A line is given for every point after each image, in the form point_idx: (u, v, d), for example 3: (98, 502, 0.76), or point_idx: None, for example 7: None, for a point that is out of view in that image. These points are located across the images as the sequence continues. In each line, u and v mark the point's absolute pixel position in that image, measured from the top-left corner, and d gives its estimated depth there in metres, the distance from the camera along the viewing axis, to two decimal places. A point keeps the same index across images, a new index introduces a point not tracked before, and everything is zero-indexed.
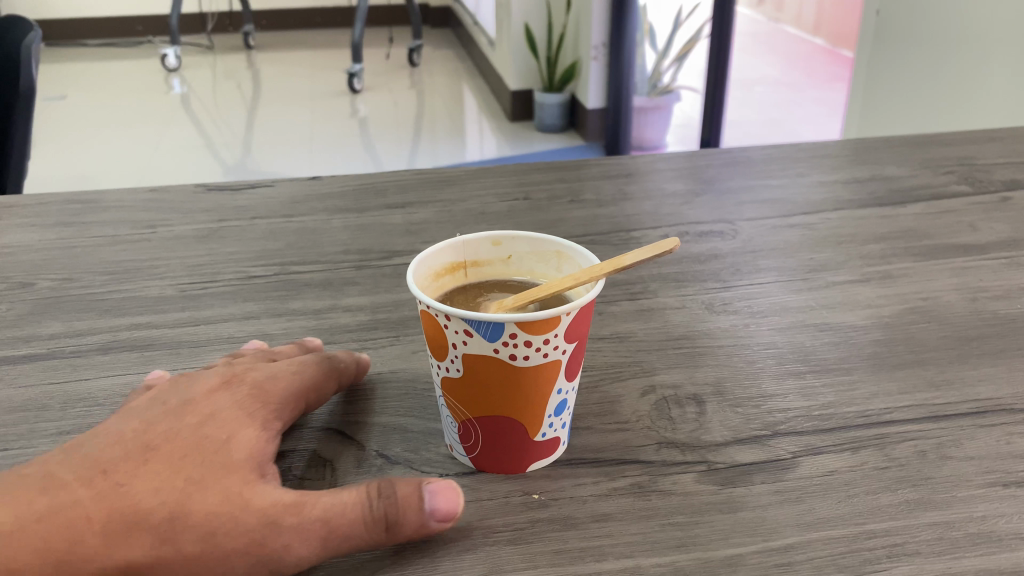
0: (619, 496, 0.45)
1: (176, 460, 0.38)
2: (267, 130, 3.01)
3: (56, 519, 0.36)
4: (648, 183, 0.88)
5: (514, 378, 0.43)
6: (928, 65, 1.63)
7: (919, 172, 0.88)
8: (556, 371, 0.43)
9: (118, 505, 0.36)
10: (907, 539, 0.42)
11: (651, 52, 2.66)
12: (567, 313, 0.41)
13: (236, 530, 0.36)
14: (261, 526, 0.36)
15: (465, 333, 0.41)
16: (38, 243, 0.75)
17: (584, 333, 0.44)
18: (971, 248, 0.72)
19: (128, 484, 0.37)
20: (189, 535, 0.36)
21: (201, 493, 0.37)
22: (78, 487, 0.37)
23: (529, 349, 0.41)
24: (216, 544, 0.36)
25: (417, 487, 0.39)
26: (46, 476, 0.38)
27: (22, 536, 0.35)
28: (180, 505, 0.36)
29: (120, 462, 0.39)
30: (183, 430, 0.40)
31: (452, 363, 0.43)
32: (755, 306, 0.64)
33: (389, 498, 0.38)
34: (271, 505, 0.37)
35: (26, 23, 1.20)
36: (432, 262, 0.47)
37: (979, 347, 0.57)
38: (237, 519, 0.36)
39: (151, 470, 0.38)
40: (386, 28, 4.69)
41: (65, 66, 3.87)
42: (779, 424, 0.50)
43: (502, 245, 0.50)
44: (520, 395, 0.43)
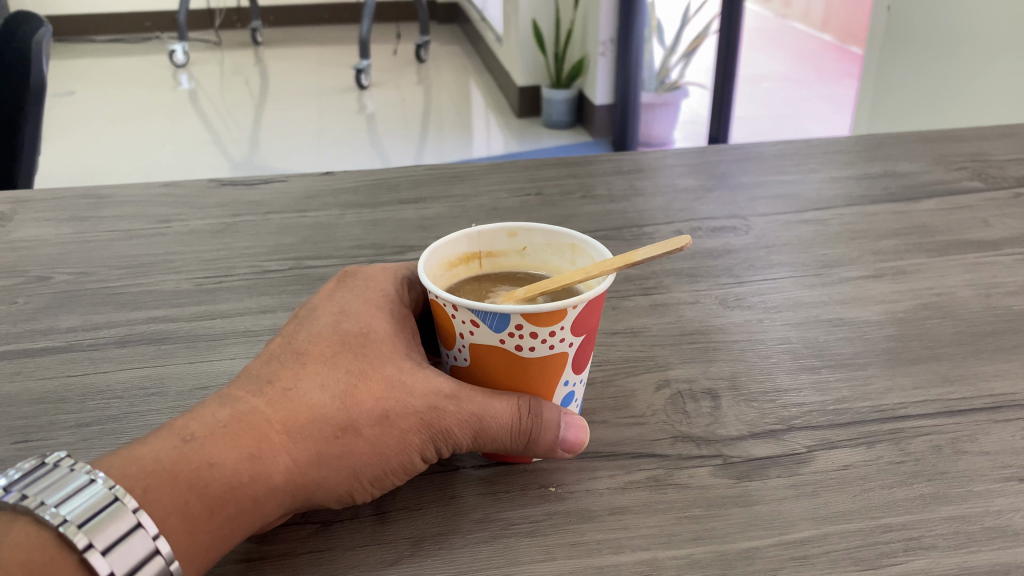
0: (636, 489, 0.45)
1: (335, 359, 0.43)
2: (276, 126, 3.01)
3: (242, 422, 0.40)
4: (660, 179, 0.88)
5: (521, 369, 0.43)
6: (939, 60, 1.63)
7: (931, 168, 0.88)
8: (562, 363, 0.44)
9: (295, 403, 0.41)
10: (923, 532, 0.42)
11: (659, 48, 2.67)
12: (574, 306, 0.41)
13: (408, 416, 0.41)
14: (429, 412, 0.42)
15: (472, 322, 0.42)
16: (53, 237, 0.75)
17: (592, 327, 0.44)
18: (985, 244, 0.72)
19: (297, 387, 0.42)
20: (367, 422, 0.41)
21: (368, 386, 0.42)
22: (251, 396, 0.42)
23: (535, 340, 0.42)
24: (392, 429, 0.41)
25: (558, 411, 0.44)
26: (218, 394, 0.43)
27: (214, 439, 0.40)
28: (352, 396, 0.41)
29: (284, 371, 0.43)
30: (333, 336, 0.45)
31: (460, 352, 0.45)
32: (768, 301, 0.64)
33: (534, 405, 0.43)
34: (433, 393, 0.42)
35: (37, 19, 1.20)
36: (445, 252, 0.48)
37: (993, 343, 0.58)
38: (407, 408, 0.42)
39: (311, 371, 0.43)
40: (393, 24, 4.68)
41: (74, 62, 3.89)
42: (794, 419, 0.50)
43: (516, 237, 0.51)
44: (527, 385, 0.44)
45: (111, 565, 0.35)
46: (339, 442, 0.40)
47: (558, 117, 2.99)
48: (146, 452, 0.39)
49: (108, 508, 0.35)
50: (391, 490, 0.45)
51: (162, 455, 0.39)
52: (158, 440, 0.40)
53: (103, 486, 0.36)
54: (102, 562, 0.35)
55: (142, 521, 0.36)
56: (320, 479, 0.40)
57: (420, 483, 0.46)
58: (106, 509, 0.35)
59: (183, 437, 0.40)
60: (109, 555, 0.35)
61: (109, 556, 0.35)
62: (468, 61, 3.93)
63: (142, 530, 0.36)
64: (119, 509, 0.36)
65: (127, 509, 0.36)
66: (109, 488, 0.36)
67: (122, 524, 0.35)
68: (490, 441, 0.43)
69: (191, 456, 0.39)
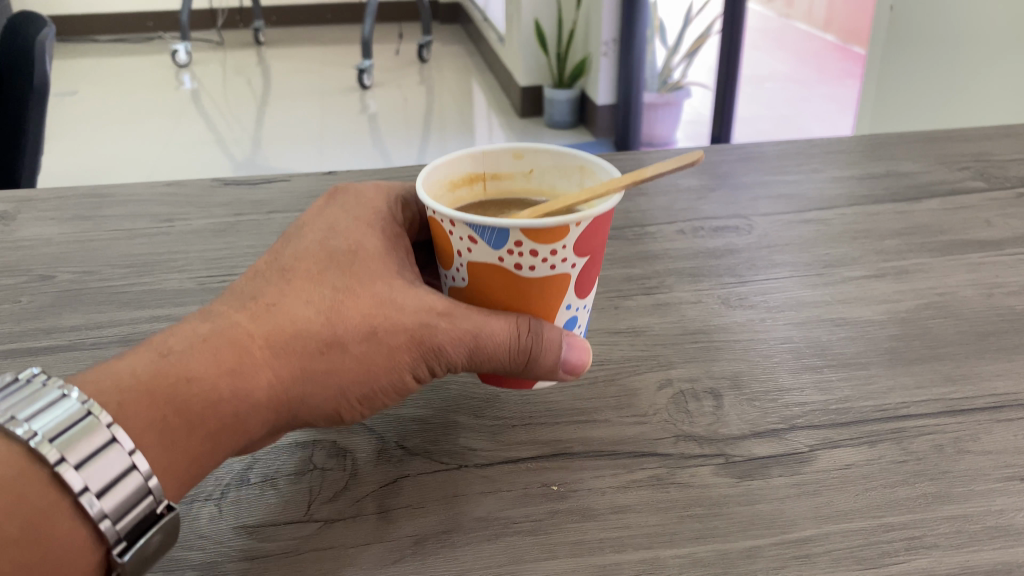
0: (637, 488, 0.45)
1: (321, 279, 0.46)
2: (278, 126, 3.02)
3: (224, 338, 0.43)
4: (662, 179, 0.88)
5: (521, 286, 0.48)
6: (943, 59, 1.63)
7: (934, 168, 0.88)
8: (565, 283, 0.48)
9: (277, 320, 0.44)
10: (925, 531, 0.42)
11: (662, 48, 2.67)
12: (576, 223, 0.45)
13: (393, 332, 0.44)
14: (416, 329, 0.44)
15: (471, 240, 0.46)
16: (56, 237, 0.75)
17: (595, 249, 0.48)
18: (987, 244, 0.72)
19: (280, 304, 0.45)
20: (350, 338, 0.43)
21: (350, 305, 0.44)
22: (235, 312, 0.44)
23: (536, 259, 0.46)
24: (380, 345, 0.44)
25: (559, 334, 0.47)
26: (201, 312, 0.45)
27: (196, 353, 0.42)
28: (337, 313, 0.44)
29: (266, 290, 0.46)
30: (316, 257, 0.48)
31: (458, 272, 0.49)
32: (771, 301, 0.64)
33: (534, 328, 0.46)
34: (420, 311, 0.45)
35: (39, 19, 1.20)
36: (451, 172, 0.55)
37: (995, 343, 0.58)
38: (391, 325, 0.44)
39: (295, 292, 0.46)
40: (395, 24, 4.68)
41: (77, 63, 3.89)
42: (795, 419, 0.50)
43: (523, 158, 0.57)
44: (530, 302, 0.48)
45: (85, 480, 0.36)
46: (325, 358, 0.43)
47: (561, 117, 2.99)
48: (125, 369, 0.41)
49: (82, 423, 0.37)
50: (394, 489, 0.46)
51: (142, 369, 0.41)
52: (139, 355, 0.42)
53: (77, 403, 0.38)
54: (77, 478, 0.36)
55: (117, 437, 0.38)
56: (306, 392, 0.43)
57: (423, 481, 0.46)
58: (79, 426, 0.37)
59: (162, 352, 0.42)
60: (82, 470, 0.36)
61: (82, 471, 0.36)
62: (470, 61, 3.93)
63: (118, 446, 0.37)
64: (93, 426, 0.37)
65: (101, 425, 0.38)
66: (82, 405, 0.38)
67: (96, 439, 0.37)
68: (487, 357, 0.46)
69: (170, 370, 0.41)
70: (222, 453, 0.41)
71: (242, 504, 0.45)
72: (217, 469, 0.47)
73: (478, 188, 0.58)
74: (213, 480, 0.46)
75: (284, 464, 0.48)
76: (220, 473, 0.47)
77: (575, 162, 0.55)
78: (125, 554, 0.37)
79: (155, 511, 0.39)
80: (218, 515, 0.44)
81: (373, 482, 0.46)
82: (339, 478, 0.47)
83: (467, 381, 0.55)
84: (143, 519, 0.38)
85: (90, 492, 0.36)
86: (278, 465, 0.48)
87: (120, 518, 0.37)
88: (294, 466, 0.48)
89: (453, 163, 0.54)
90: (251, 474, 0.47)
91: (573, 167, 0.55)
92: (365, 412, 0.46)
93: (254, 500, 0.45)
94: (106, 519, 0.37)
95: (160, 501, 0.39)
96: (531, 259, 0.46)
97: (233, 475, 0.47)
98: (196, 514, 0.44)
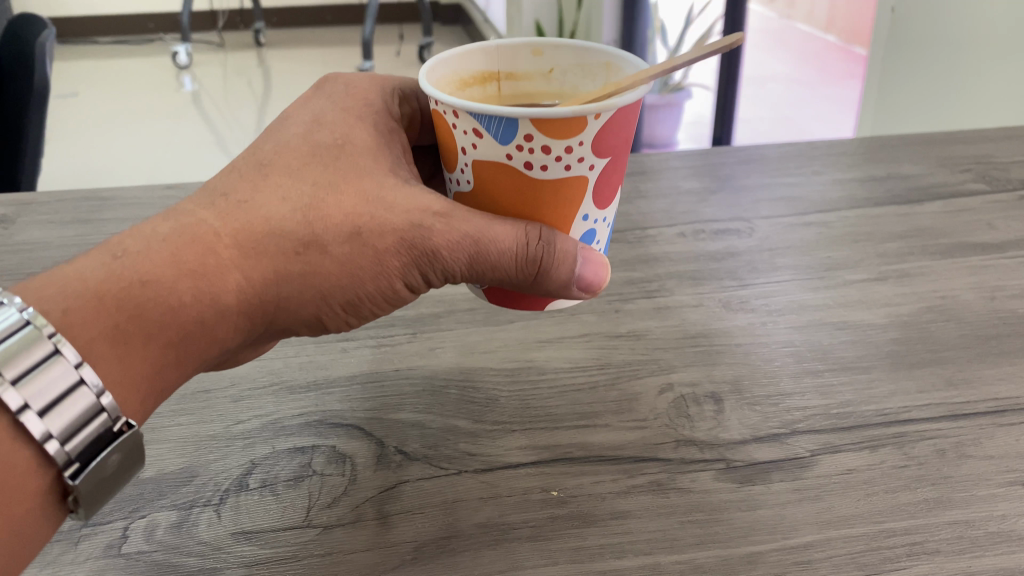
0: (638, 494, 0.45)
1: (301, 174, 0.47)
2: (278, 128, 3.01)
3: (190, 237, 0.43)
4: (663, 181, 0.88)
5: (532, 184, 0.46)
6: (945, 60, 1.62)
7: (935, 170, 0.88)
8: (582, 186, 0.47)
9: (249, 219, 0.45)
10: (928, 537, 0.42)
11: (663, 48, 2.66)
12: (594, 118, 0.43)
13: (379, 234, 0.45)
14: (406, 229, 0.46)
15: (475, 134, 0.45)
16: (55, 241, 0.75)
17: (617, 149, 0.47)
18: (988, 247, 0.71)
19: (254, 201, 0.45)
20: (330, 239, 0.45)
21: (330, 203, 0.45)
22: (203, 211, 0.45)
23: (547, 157, 0.45)
24: (363, 246, 0.45)
25: (576, 246, 0.48)
26: (170, 208, 0.46)
27: (154, 254, 0.42)
28: (316, 212, 0.45)
29: (240, 186, 0.46)
30: (297, 155, 0.48)
31: (464, 172, 0.48)
32: (772, 304, 0.64)
33: (547, 237, 0.47)
34: (412, 210, 0.46)
35: (40, 21, 1.20)
36: (462, 69, 0.56)
37: (997, 347, 0.57)
38: (377, 225, 0.45)
39: (272, 187, 0.46)
40: (396, 25, 4.68)
41: (77, 64, 3.89)
42: (797, 423, 0.50)
43: (542, 55, 0.57)
44: (547, 201, 0.48)
45: (25, 398, 0.36)
46: (303, 260, 0.44)
47: None
48: (78, 272, 0.41)
49: (21, 333, 0.36)
50: (393, 494, 0.45)
51: (98, 269, 0.41)
52: (92, 258, 0.42)
53: (17, 313, 0.37)
54: (16, 396, 0.36)
55: (60, 350, 0.37)
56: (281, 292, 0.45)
57: (422, 487, 0.46)
58: (17, 338, 0.36)
59: (116, 254, 0.42)
60: (21, 387, 0.36)
61: (21, 389, 0.36)
62: None
63: (63, 358, 0.37)
64: (32, 339, 0.37)
65: (42, 337, 0.37)
66: (21, 314, 0.37)
67: (36, 353, 0.36)
68: (490, 265, 0.47)
69: (126, 272, 0.41)
70: (196, 353, 0.43)
71: (240, 510, 0.45)
72: (216, 476, 0.47)
73: (493, 87, 0.59)
74: (211, 485, 0.46)
75: (282, 469, 0.48)
76: (218, 478, 0.47)
77: (598, 60, 0.55)
78: (77, 477, 0.37)
79: (113, 429, 0.39)
80: (216, 521, 0.44)
81: (372, 488, 0.46)
82: (338, 484, 0.46)
83: (467, 385, 0.55)
84: (95, 437, 0.38)
85: (31, 411, 0.36)
86: (276, 470, 0.48)
87: (68, 437, 0.37)
88: (292, 471, 0.48)
89: (464, 59, 0.55)
90: (250, 479, 0.47)
91: (598, 66, 0.55)
92: (346, 312, 0.48)
93: (252, 506, 0.45)
94: (52, 440, 0.36)
95: (117, 419, 0.39)
96: (543, 158, 0.45)
97: (232, 480, 0.47)
98: (194, 520, 0.44)
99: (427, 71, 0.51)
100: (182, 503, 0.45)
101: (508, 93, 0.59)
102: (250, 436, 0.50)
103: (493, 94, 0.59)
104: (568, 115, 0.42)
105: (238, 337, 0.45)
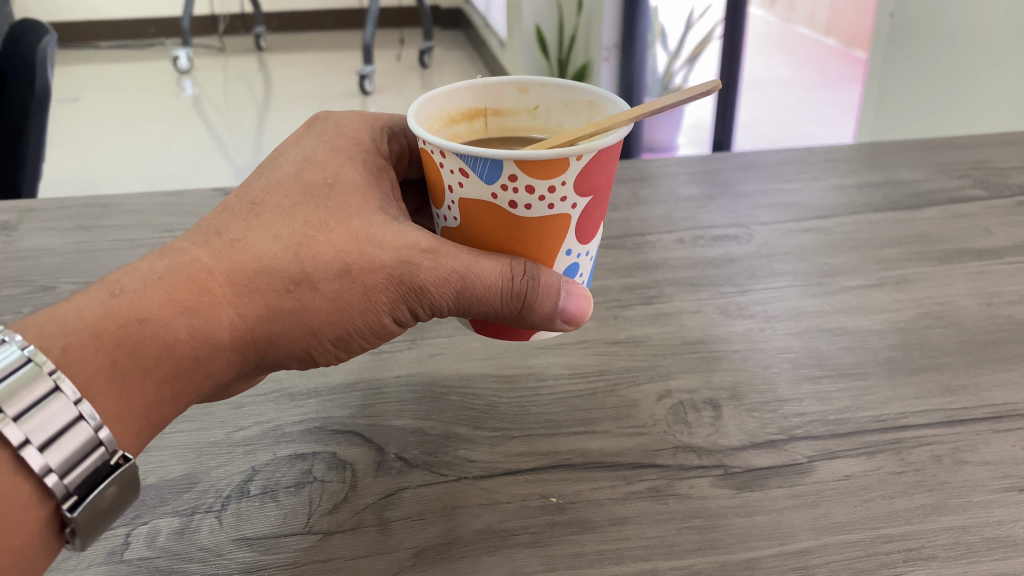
0: (636, 500, 0.45)
1: (292, 212, 0.47)
2: (279, 132, 3.02)
3: (182, 276, 0.43)
4: (662, 187, 0.88)
5: (517, 223, 0.47)
6: (944, 65, 1.63)
7: (933, 176, 0.88)
8: (565, 224, 0.48)
9: (241, 256, 0.44)
10: (924, 543, 0.42)
11: (663, 53, 2.68)
12: (577, 158, 0.44)
13: (368, 271, 0.45)
14: (395, 266, 0.46)
15: (462, 173, 0.46)
16: (57, 248, 0.75)
17: (598, 188, 0.48)
18: (986, 253, 0.72)
19: (246, 239, 0.45)
20: (320, 275, 0.45)
21: (321, 239, 0.45)
22: (197, 249, 0.45)
23: (532, 196, 0.45)
24: (353, 282, 0.45)
25: (559, 280, 0.48)
26: (163, 246, 0.45)
27: (148, 292, 0.42)
28: (307, 249, 0.45)
29: (232, 224, 0.46)
30: (288, 192, 0.48)
31: (451, 211, 0.49)
32: (770, 311, 0.64)
33: (531, 272, 0.47)
34: (400, 247, 0.46)
35: (42, 27, 1.21)
36: (452, 107, 0.56)
37: (994, 353, 0.58)
38: (368, 263, 0.45)
39: (264, 225, 0.46)
40: (397, 30, 4.69)
41: (78, 69, 3.90)
42: (794, 429, 0.50)
43: (528, 92, 0.58)
44: (533, 240, 0.48)
45: (25, 433, 0.36)
46: (293, 297, 0.44)
47: None
48: (74, 309, 0.41)
49: (22, 370, 0.37)
50: (393, 501, 0.46)
51: (94, 307, 0.41)
52: (88, 295, 0.42)
53: (18, 350, 0.37)
54: (17, 431, 0.36)
55: (60, 386, 0.37)
56: (272, 330, 0.44)
57: (422, 493, 0.46)
58: (18, 375, 0.37)
59: (112, 292, 0.42)
60: (21, 424, 0.36)
61: (22, 424, 0.36)
62: (472, 67, 3.93)
63: (63, 395, 0.37)
64: (33, 376, 0.37)
65: (43, 374, 0.37)
66: (22, 351, 0.37)
67: (37, 390, 0.37)
68: (477, 299, 0.47)
69: (120, 309, 0.41)
70: (187, 392, 0.43)
71: (241, 517, 0.45)
72: (217, 482, 0.47)
73: (479, 123, 0.59)
74: (213, 492, 0.47)
75: (283, 476, 0.48)
76: (219, 485, 0.47)
77: (583, 99, 0.55)
78: (75, 509, 0.38)
79: (110, 463, 0.39)
80: (218, 528, 0.44)
81: (373, 494, 0.46)
82: (338, 490, 0.47)
83: (466, 392, 0.55)
84: (93, 471, 0.38)
85: (32, 446, 0.36)
86: (277, 477, 0.48)
87: (67, 471, 0.37)
88: (293, 477, 0.48)
89: (453, 98, 0.56)
90: (251, 486, 0.47)
91: (582, 104, 0.56)
92: (336, 350, 0.47)
93: (253, 513, 0.45)
94: (51, 473, 0.37)
95: (115, 452, 0.39)
96: (528, 197, 0.45)
97: (233, 486, 0.47)
98: (196, 527, 0.44)
99: (417, 111, 0.52)
100: (184, 510, 0.45)
101: (494, 128, 0.60)
102: (251, 443, 0.51)
103: (480, 130, 0.60)
104: (550, 157, 0.43)
105: (228, 376, 0.45)
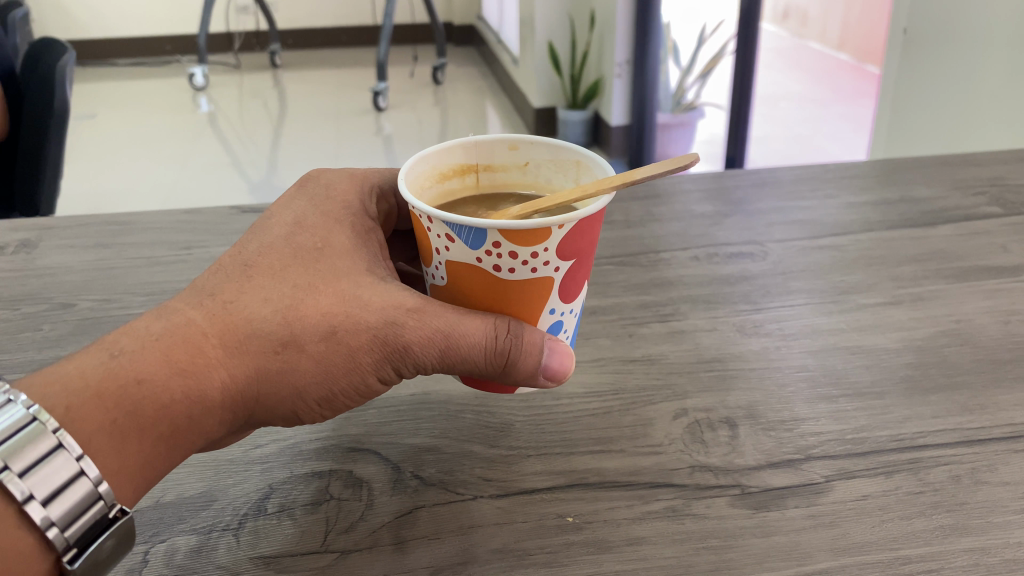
0: (653, 520, 0.45)
1: (284, 276, 0.47)
2: (294, 149, 3.04)
3: (178, 337, 0.43)
4: (677, 205, 0.88)
5: (501, 286, 0.48)
6: (954, 82, 1.64)
7: (950, 193, 0.88)
8: (549, 287, 0.48)
9: (234, 319, 0.45)
10: (943, 565, 0.42)
11: (675, 68, 2.72)
12: (558, 227, 0.45)
13: (354, 332, 0.45)
14: (380, 327, 0.45)
15: (448, 238, 0.47)
16: (77, 265, 0.76)
17: (581, 252, 0.48)
18: (1003, 270, 0.71)
19: (238, 300, 0.46)
20: (308, 337, 0.45)
21: (310, 303, 0.45)
22: (193, 309, 0.45)
23: (517, 261, 0.46)
24: (339, 344, 0.45)
25: (542, 338, 0.48)
26: (158, 307, 0.46)
27: (146, 352, 0.42)
28: (296, 312, 0.45)
29: (226, 286, 0.47)
30: (280, 254, 0.48)
31: (438, 272, 0.50)
32: (785, 329, 0.64)
33: (515, 330, 0.47)
34: (387, 308, 0.46)
35: (60, 46, 1.22)
36: (438, 164, 0.56)
37: (1011, 372, 0.58)
38: (354, 324, 0.45)
39: (254, 289, 0.46)
40: (411, 46, 4.73)
41: (98, 86, 3.94)
42: (811, 448, 0.50)
43: (518, 149, 0.58)
44: (517, 302, 0.49)
45: (29, 488, 0.37)
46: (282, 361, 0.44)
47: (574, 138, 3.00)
48: (75, 369, 0.41)
49: (27, 429, 0.37)
50: (409, 520, 0.46)
51: (91, 368, 0.41)
52: (89, 356, 0.42)
53: (23, 409, 0.38)
54: (21, 485, 0.36)
55: (63, 443, 0.38)
56: (262, 393, 0.44)
57: (437, 513, 0.46)
58: (23, 434, 0.37)
59: (111, 353, 0.42)
60: (26, 478, 0.37)
61: (26, 479, 0.37)
62: (484, 83, 3.95)
63: (65, 451, 0.38)
64: (37, 433, 0.37)
65: (46, 431, 0.38)
66: (28, 410, 0.38)
67: (40, 447, 0.37)
68: (460, 359, 0.46)
69: (120, 369, 0.41)
70: (179, 451, 0.42)
71: (260, 535, 0.45)
72: (234, 501, 0.48)
73: (470, 178, 0.59)
74: (231, 510, 0.47)
75: (300, 493, 0.48)
76: (237, 503, 0.47)
77: (570, 158, 0.56)
78: (75, 561, 0.38)
79: (109, 515, 0.39)
80: (237, 546, 0.44)
81: (388, 513, 0.46)
82: (355, 508, 0.47)
83: (481, 411, 0.55)
84: (93, 524, 0.39)
85: (36, 500, 0.37)
86: (293, 495, 0.48)
87: (68, 524, 0.37)
88: (310, 496, 0.48)
89: (443, 155, 0.56)
90: (268, 504, 0.47)
91: (569, 163, 0.56)
92: (323, 411, 0.47)
93: (270, 530, 0.45)
94: (53, 526, 0.37)
95: (114, 505, 0.39)
96: (511, 261, 0.46)
97: (250, 504, 0.47)
98: (214, 545, 0.44)
99: (406, 172, 0.52)
100: (201, 527, 0.45)
101: (486, 185, 0.60)
102: (268, 461, 0.51)
103: (471, 185, 0.60)
104: (532, 227, 0.44)
105: (217, 436, 0.45)
